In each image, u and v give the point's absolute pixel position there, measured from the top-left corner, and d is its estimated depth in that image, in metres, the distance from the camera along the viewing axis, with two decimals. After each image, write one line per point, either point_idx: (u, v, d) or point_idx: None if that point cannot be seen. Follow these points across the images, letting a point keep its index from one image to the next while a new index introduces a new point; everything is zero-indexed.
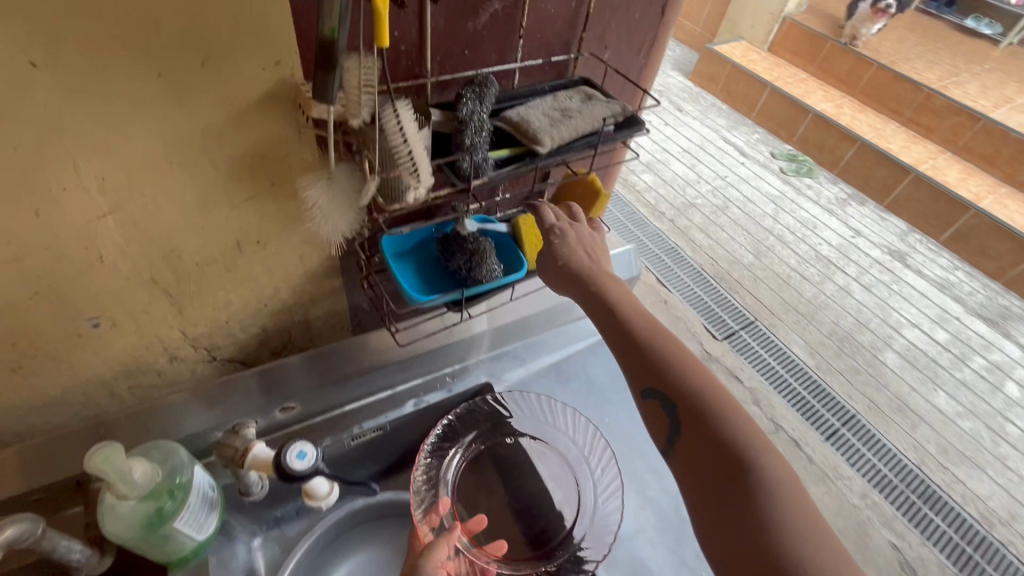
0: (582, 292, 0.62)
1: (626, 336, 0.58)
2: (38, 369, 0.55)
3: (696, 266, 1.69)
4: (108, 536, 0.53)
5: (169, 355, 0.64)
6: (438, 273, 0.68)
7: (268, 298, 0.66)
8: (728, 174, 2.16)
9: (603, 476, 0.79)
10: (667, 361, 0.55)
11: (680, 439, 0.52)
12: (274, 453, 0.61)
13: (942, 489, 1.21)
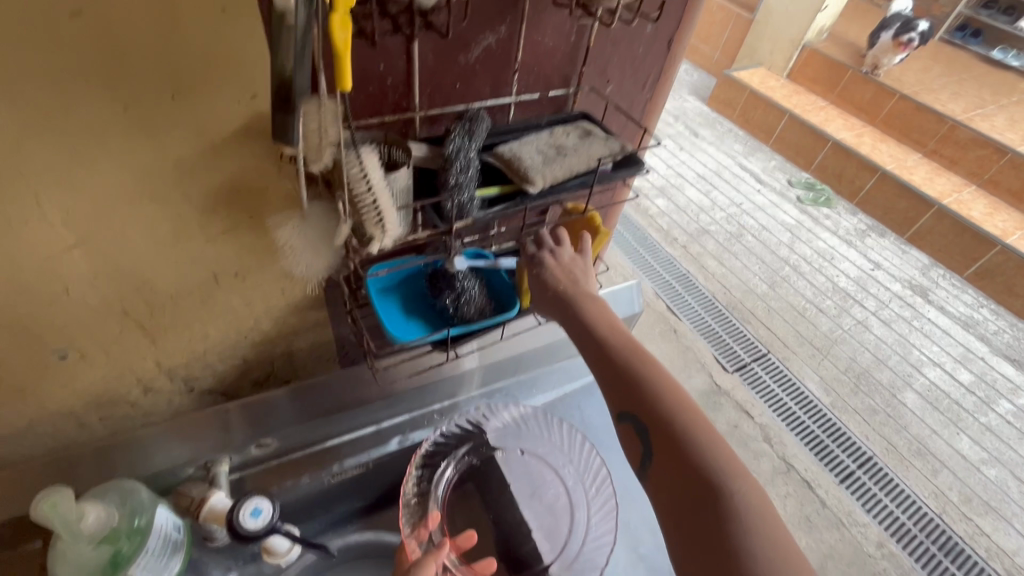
0: (563, 312, 0.60)
1: (604, 359, 0.56)
2: (3, 400, 0.53)
3: (707, 294, 1.64)
4: None
5: (143, 385, 0.61)
6: (425, 310, 0.65)
7: (249, 329, 0.64)
8: (744, 202, 2.12)
9: (598, 497, 0.76)
10: (645, 383, 0.54)
11: (654, 463, 0.51)
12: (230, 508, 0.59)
13: (964, 540, 1.14)
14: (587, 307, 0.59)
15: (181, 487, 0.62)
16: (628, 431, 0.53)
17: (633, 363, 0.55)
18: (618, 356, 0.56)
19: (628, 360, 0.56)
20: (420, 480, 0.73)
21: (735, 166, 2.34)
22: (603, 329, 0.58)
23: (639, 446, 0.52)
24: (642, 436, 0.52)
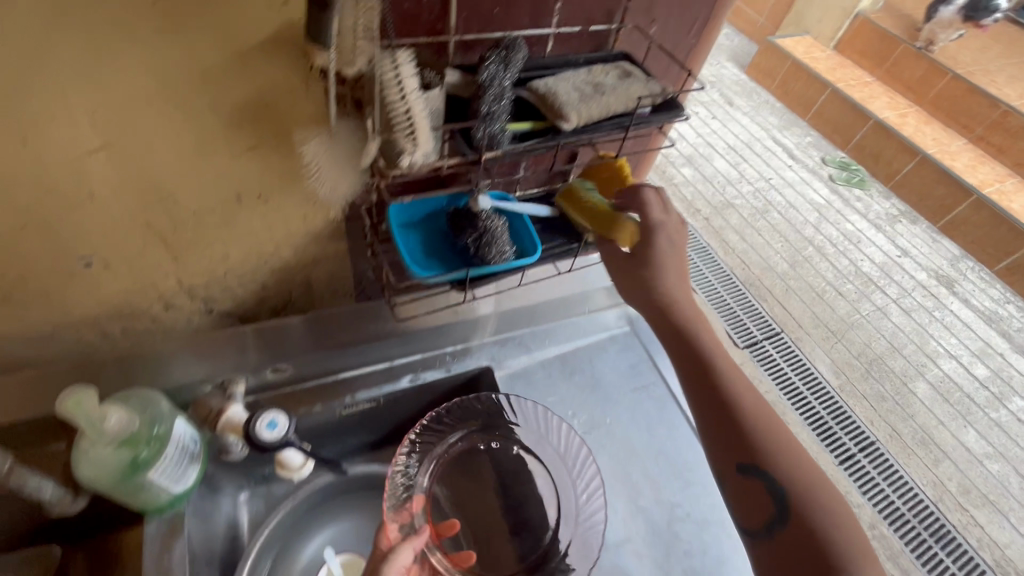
0: (680, 342, 0.63)
1: (723, 398, 0.60)
2: (28, 303, 0.54)
3: (727, 268, 1.59)
4: (83, 479, 0.53)
5: (163, 302, 0.62)
6: (446, 249, 0.64)
7: (269, 256, 0.64)
8: (773, 177, 2.05)
9: (588, 504, 0.71)
10: (770, 440, 0.58)
11: (780, 513, 0.56)
12: (246, 419, 0.60)
13: (958, 530, 1.13)
14: (703, 341, 0.63)
15: (200, 396, 0.63)
16: (753, 486, 0.57)
17: (752, 418, 0.59)
18: (739, 409, 0.60)
19: (750, 416, 0.59)
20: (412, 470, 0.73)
21: (770, 139, 2.22)
22: (720, 366, 0.61)
23: (764, 503, 0.57)
24: (769, 494, 0.57)
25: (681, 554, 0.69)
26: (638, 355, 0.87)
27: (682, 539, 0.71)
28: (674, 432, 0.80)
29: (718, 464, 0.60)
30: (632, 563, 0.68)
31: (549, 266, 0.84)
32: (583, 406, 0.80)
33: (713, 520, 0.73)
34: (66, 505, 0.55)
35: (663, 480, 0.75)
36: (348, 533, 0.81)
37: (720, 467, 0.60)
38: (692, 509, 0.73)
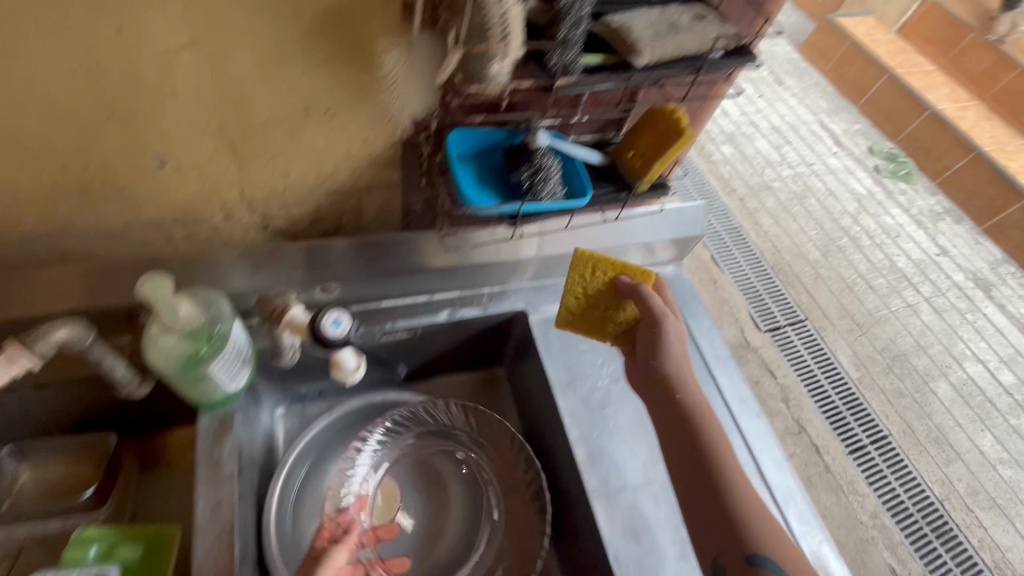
0: (679, 422, 0.63)
1: (718, 478, 0.59)
2: (105, 198, 0.57)
3: (758, 251, 1.57)
4: (152, 365, 0.57)
5: (224, 213, 0.65)
6: (500, 182, 0.65)
7: (327, 177, 0.66)
8: (815, 163, 1.99)
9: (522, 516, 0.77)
10: (767, 526, 0.56)
11: None
12: (311, 317, 0.63)
13: (958, 527, 1.15)
14: (705, 423, 0.63)
15: (263, 296, 0.65)
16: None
17: (745, 507, 0.58)
18: (732, 496, 0.58)
19: (743, 502, 0.58)
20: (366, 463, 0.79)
21: (815, 123, 2.16)
22: (716, 447, 0.61)
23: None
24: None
25: None
26: None
27: None
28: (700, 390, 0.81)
29: (704, 555, 0.57)
30: (649, 504, 0.70)
31: (596, 214, 0.82)
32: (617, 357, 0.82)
33: None
34: (134, 388, 0.59)
35: None
36: None
37: (710, 557, 0.57)
38: None
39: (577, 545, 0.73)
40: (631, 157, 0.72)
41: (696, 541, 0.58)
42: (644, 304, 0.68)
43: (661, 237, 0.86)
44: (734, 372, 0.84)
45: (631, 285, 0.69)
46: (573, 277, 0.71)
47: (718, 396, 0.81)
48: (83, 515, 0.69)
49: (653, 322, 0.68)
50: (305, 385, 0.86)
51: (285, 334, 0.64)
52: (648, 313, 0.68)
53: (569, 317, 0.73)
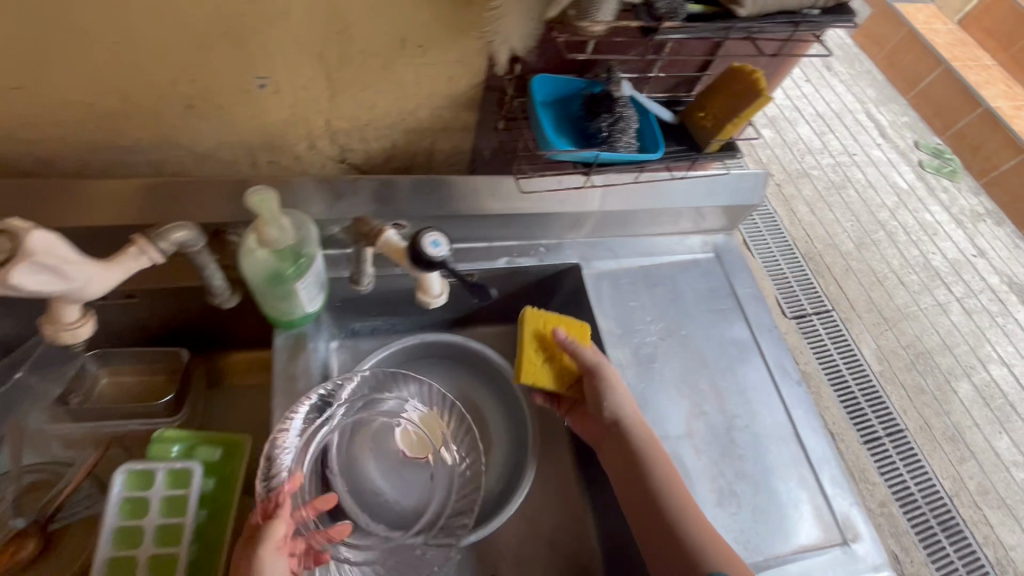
0: (630, 467, 0.68)
1: (669, 515, 0.65)
2: (205, 116, 0.59)
3: (787, 238, 1.44)
4: (244, 278, 0.59)
5: (308, 142, 0.67)
6: (576, 131, 0.66)
7: (408, 114, 0.67)
8: (858, 152, 1.73)
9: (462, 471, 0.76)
10: (717, 547, 0.63)
11: None
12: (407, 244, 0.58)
13: (966, 524, 1.09)
14: (654, 464, 0.68)
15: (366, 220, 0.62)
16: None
17: (696, 532, 0.64)
18: (682, 529, 0.64)
19: (693, 530, 0.64)
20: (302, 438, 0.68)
21: (863, 113, 1.86)
22: (665, 485, 0.67)
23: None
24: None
25: (735, 458, 0.75)
26: (719, 281, 0.90)
27: (738, 445, 0.76)
28: (743, 354, 0.84)
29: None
30: (689, 454, 0.74)
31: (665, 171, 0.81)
32: (666, 314, 0.85)
33: (768, 436, 0.78)
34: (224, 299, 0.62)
35: (728, 393, 0.80)
36: None
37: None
38: (752, 423, 0.78)
39: None
40: (702, 117, 0.72)
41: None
42: (580, 351, 0.72)
43: (718, 200, 0.87)
44: (777, 342, 0.86)
45: (565, 339, 0.73)
46: (524, 339, 0.73)
47: (761, 361, 0.84)
48: (164, 419, 0.73)
49: (590, 370, 0.72)
50: (359, 321, 0.89)
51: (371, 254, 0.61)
52: (584, 359, 0.72)
53: (529, 379, 0.72)
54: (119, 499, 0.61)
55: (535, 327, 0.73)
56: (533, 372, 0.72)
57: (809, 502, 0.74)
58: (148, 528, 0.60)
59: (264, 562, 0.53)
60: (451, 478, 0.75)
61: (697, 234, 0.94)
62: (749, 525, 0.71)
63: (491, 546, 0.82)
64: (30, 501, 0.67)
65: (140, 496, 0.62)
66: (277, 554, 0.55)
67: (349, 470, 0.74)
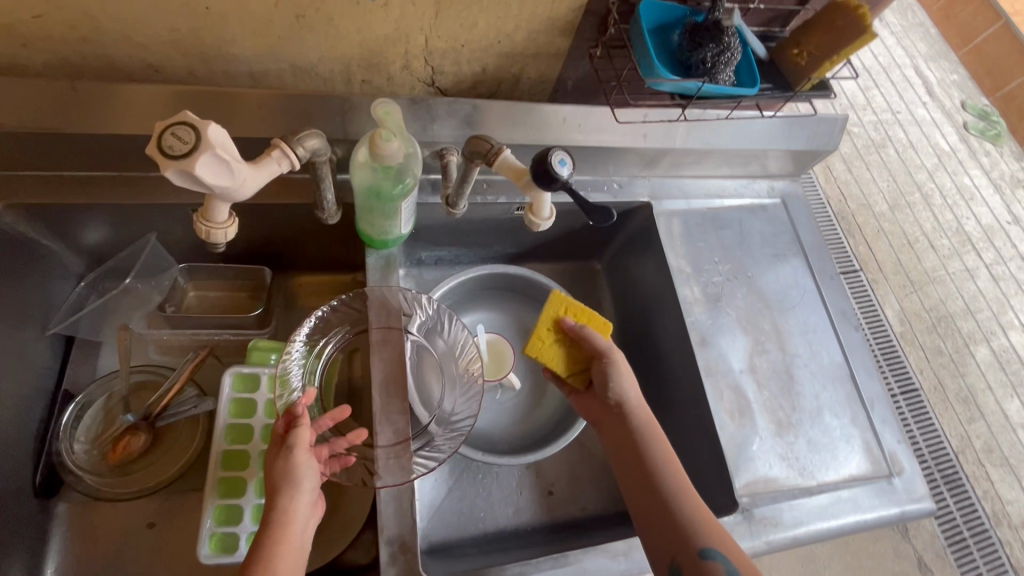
0: (629, 445, 0.70)
1: (663, 494, 0.65)
2: (313, 26, 0.58)
3: (821, 195, 1.36)
4: (356, 190, 0.61)
5: (404, 61, 0.66)
6: (674, 63, 0.66)
7: (504, 35, 0.66)
8: (901, 110, 1.58)
9: (464, 386, 0.73)
10: (711, 525, 0.63)
11: None
12: (527, 164, 0.56)
13: (968, 479, 1.13)
14: (651, 442, 0.69)
15: (475, 136, 0.58)
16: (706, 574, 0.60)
17: (690, 511, 0.64)
18: (675, 506, 0.65)
19: (687, 509, 0.64)
20: (305, 361, 0.69)
21: (911, 68, 1.69)
22: (660, 465, 0.67)
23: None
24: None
25: (796, 393, 0.79)
26: (783, 227, 0.91)
27: (796, 381, 0.80)
28: (804, 298, 0.86)
29: (657, 566, 0.63)
30: (751, 387, 0.78)
31: (754, 110, 0.81)
32: (734, 255, 0.87)
33: (825, 374, 0.81)
34: (332, 215, 0.63)
35: (788, 333, 0.83)
36: (488, 321, 0.93)
37: (665, 562, 0.62)
38: (811, 361, 0.82)
39: (679, 414, 0.80)
40: (796, 55, 0.71)
41: (652, 555, 0.63)
42: (590, 337, 0.73)
43: (795, 144, 0.87)
44: (837, 289, 0.88)
45: (575, 325, 0.74)
46: (542, 317, 0.75)
47: (818, 303, 0.86)
48: (253, 331, 0.77)
49: (599, 354, 0.73)
50: (426, 251, 0.88)
51: (477, 166, 0.60)
52: (592, 345, 0.73)
53: (537, 355, 0.74)
54: (229, 398, 0.66)
55: (553, 310, 0.75)
56: (542, 352, 0.74)
57: (860, 437, 0.78)
58: (257, 427, 0.66)
59: (298, 459, 0.55)
60: (467, 386, 0.73)
61: (764, 179, 0.94)
62: (805, 454, 0.75)
63: (546, 465, 0.86)
64: (136, 401, 0.73)
65: (247, 397, 0.67)
66: (308, 457, 0.56)
67: (419, 389, 0.72)
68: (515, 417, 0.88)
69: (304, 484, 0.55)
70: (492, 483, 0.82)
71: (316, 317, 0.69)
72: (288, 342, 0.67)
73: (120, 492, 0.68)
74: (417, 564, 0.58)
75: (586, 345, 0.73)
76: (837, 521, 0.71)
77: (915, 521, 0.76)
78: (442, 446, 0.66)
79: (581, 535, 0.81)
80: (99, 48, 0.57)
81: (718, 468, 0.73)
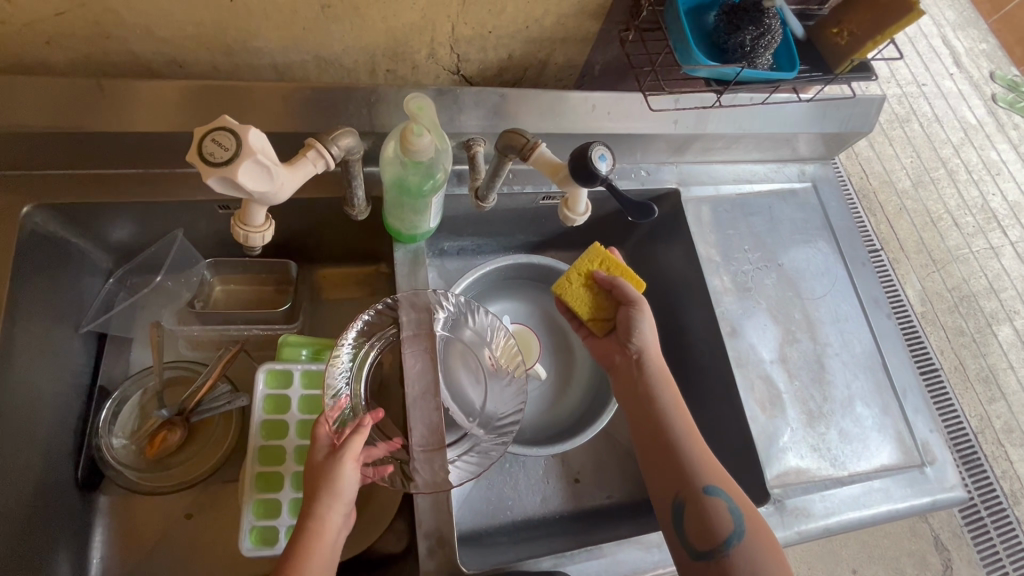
0: (641, 392, 0.70)
1: (671, 436, 0.66)
2: (338, 16, 0.57)
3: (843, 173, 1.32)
4: (386, 185, 0.60)
5: (430, 50, 0.64)
6: (709, 48, 0.64)
7: (532, 20, 0.64)
8: (927, 82, 1.52)
9: (505, 389, 0.73)
10: (714, 464, 0.65)
11: (724, 526, 0.61)
12: (566, 159, 0.54)
13: (987, 459, 1.12)
14: (661, 389, 0.70)
15: (508, 129, 0.56)
16: (708, 508, 0.62)
17: (695, 454, 0.65)
18: (681, 448, 0.66)
19: (692, 451, 0.65)
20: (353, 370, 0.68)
21: (940, 37, 1.62)
22: (670, 410, 0.68)
23: (719, 523, 0.61)
24: (725, 512, 0.61)
25: (827, 383, 0.78)
26: (814, 212, 0.89)
27: (827, 370, 0.79)
28: (835, 286, 0.84)
29: (660, 504, 0.65)
30: (781, 377, 0.77)
31: (791, 93, 0.78)
32: (763, 241, 0.85)
33: (856, 363, 0.80)
34: (361, 213, 0.63)
35: (818, 322, 0.82)
36: (513, 311, 0.92)
37: (668, 499, 0.64)
38: (843, 351, 0.81)
39: (707, 402, 0.80)
40: (836, 34, 0.68)
41: (655, 493, 0.65)
42: (622, 288, 0.71)
43: (828, 126, 0.84)
44: (869, 276, 0.86)
45: (607, 275, 0.73)
46: (578, 261, 0.74)
47: (849, 290, 0.85)
48: (282, 325, 0.77)
49: (628, 303, 0.71)
50: (448, 241, 0.87)
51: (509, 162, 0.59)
52: (620, 294, 0.72)
53: (562, 293, 0.74)
54: (264, 395, 0.67)
55: (589, 260, 0.74)
56: (567, 292, 0.73)
57: (892, 427, 0.77)
58: (291, 423, 0.66)
59: (343, 470, 0.54)
60: (502, 379, 0.74)
61: (794, 163, 0.91)
62: (836, 445, 0.74)
63: (573, 453, 0.86)
64: (170, 395, 0.74)
65: (281, 393, 0.67)
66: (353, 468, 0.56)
67: (458, 395, 0.71)
68: (542, 406, 0.88)
69: (344, 493, 0.55)
70: (518, 472, 0.83)
71: (362, 322, 0.68)
72: (337, 347, 0.66)
73: (161, 486, 0.69)
74: (455, 557, 0.59)
75: (615, 292, 0.72)
76: (868, 511, 0.71)
77: (946, 509, 0.76)
78: (489, 449, 0.67)
79: (607, 522, 0.81)
80: (121, 44, 0.56)
81: (748, 459, 0.73)
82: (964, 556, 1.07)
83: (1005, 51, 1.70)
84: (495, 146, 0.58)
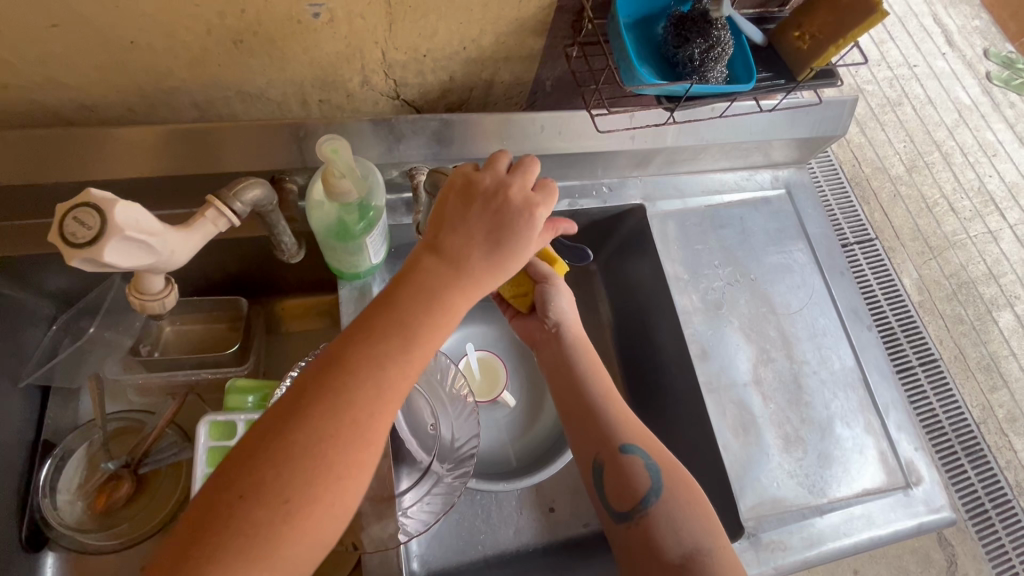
0: (557, 360, 0.69)
1: (586, 401, 0.65)
2: (254, 51, 0.53)
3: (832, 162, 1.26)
4: (315, 231, 0.57)
5: (363, 77, 0.60)
6: (659, 63, 0.60)
7: (471, 40, 0.60)
8: (917, 64, 1.47)
9: (460, 417, 0.72)
10: (635, 424, 0.64)
11: (641, 478, 0.59)
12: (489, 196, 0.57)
13: (991, 451, 1.07)
14: (576, 356, 0.68)
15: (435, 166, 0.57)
16: (625, 466, 0.60)
17: (610, 415, 0.64)
18: (598, 410, 0.64)
19: (610, 412, 0.64)
20: None
21: (929, 16, 1.55)
22: (586, 375, 0.66)
23: (637, 480, 0.60)
24: (642, 469, 0.60)
25: (806, 402, 0.74)
26: (789, 220, 0.85)
27: (805, 388, 0.75)
28: (812, 298, 0.81)
29: (583, 467, 0.64)
30: (756, 400, 0.73)
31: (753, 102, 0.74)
32: (735, 253, 0.81)
33: (835, 380, 0.77)
34: (295, 254, 0.62)
35: (794, 339, 0.78)
36: (482, 335, 0.90)
37: (590, 461, 0.63)
38: (821, 368, 0.77)
39: (679, 427, 0.76)
40: (797, 39, 0.64)
41: (579, 461, 0.64)
42: (538, 267, 0.70)
43: (800, 131, 0.80)
44: (849, 285, 0.82)
45: None
46: None
47: (827, 297, 0.81)
48: (233, 368, 0.74)
49: (542, 280, 0.70)
50: None
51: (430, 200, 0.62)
52: (537, 271, 0.70)
53: None
54: (207, 447, 0.63)
55: None
56: None
57: (874, 447, 0.74)
58: None
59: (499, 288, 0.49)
60: (457, 402, 0.73)
61: (768, 169, 0.87)
62: (814, 469, 0.71)
63: (546, 481, 0.82)
64: (119, 444, 0.72)
65: (227, 444, 0.63)
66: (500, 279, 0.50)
67: (415, 431, 0.69)
68: (513, 433, 0.85)
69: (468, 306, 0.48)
70: (490, 504, 0.79)
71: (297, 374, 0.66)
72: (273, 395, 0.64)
73: (110, 543, 0.66)
74: None
75: (529, 271, 0.71)
76: (850, 539, 0.68)
77: (935, 530, 0.72)
78: (453, 483, 0.65)
79: (584, 553, 0.78)
80: (24, 93, 0.52)
81: (725, 487, 0.69)
82: (969, 551, 1.02)
83: (1000, 26, 1.64)
84: (426, 184, 0.58)
